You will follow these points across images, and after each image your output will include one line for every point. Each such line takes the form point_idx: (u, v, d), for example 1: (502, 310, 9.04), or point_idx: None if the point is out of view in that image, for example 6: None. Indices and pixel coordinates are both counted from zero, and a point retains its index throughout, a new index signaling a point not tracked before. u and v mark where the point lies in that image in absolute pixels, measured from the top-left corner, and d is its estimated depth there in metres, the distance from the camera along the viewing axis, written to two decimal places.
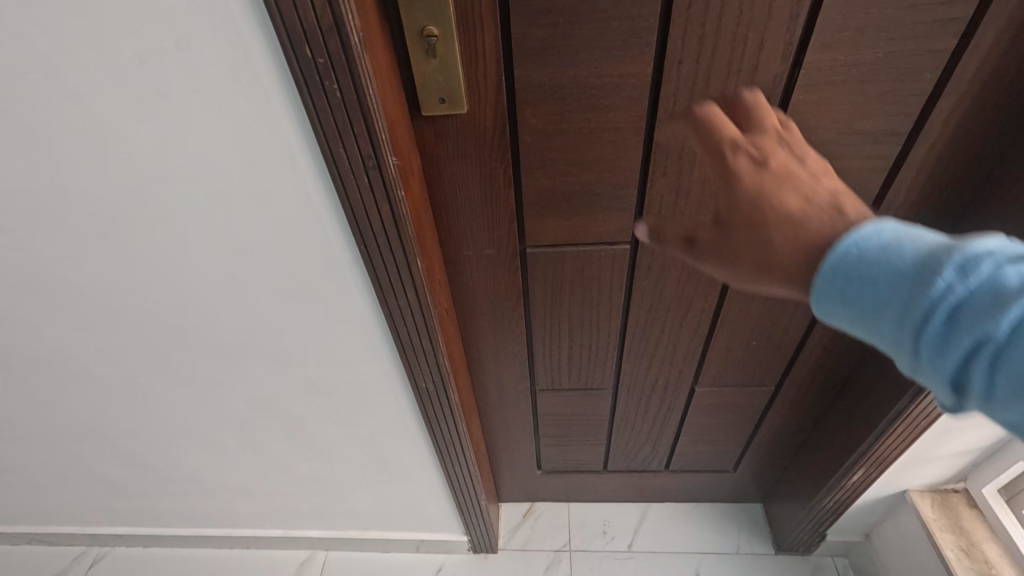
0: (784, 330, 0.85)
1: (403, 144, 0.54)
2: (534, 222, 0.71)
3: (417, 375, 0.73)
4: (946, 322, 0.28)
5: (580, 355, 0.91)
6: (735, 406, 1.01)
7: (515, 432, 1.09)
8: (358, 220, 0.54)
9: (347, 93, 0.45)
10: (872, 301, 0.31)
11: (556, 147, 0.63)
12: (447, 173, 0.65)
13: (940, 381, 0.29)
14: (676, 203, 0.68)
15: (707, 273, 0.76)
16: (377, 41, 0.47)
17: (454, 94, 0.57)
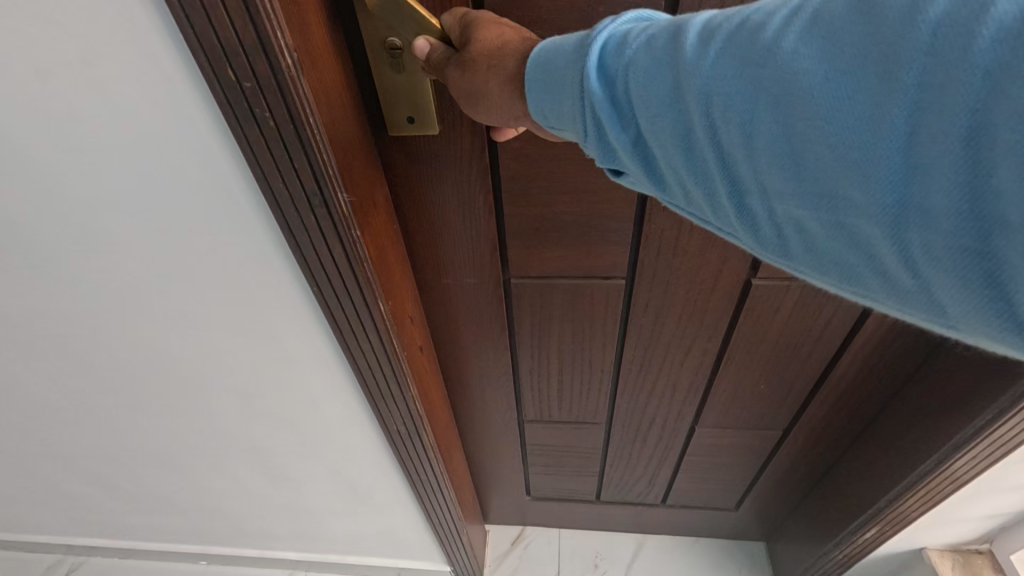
0: (796, 376, 0.77)
1: (364, 180, 0.48)
2: (519, 252, 0.64)
3: (386, 418, 0.67)
4: (602, 88, 0.35)
5: (570, 389, 0.84)
6: (740, 447, 0.93)
7: (502, 459, 1.03)
8: (312, 260, 0.48)
9: (282, 123, 0.38)
10: (555, 93, 0.37)
11: (542, 174, 0.56)
12: (420, 197, 0.58)
13: (606, 151, 0.36)
14: (679, 238, 0.60)
15: (712, 312, 0.68)
16: (326, 59, 0.40)
17: (424, 114, 0.50)
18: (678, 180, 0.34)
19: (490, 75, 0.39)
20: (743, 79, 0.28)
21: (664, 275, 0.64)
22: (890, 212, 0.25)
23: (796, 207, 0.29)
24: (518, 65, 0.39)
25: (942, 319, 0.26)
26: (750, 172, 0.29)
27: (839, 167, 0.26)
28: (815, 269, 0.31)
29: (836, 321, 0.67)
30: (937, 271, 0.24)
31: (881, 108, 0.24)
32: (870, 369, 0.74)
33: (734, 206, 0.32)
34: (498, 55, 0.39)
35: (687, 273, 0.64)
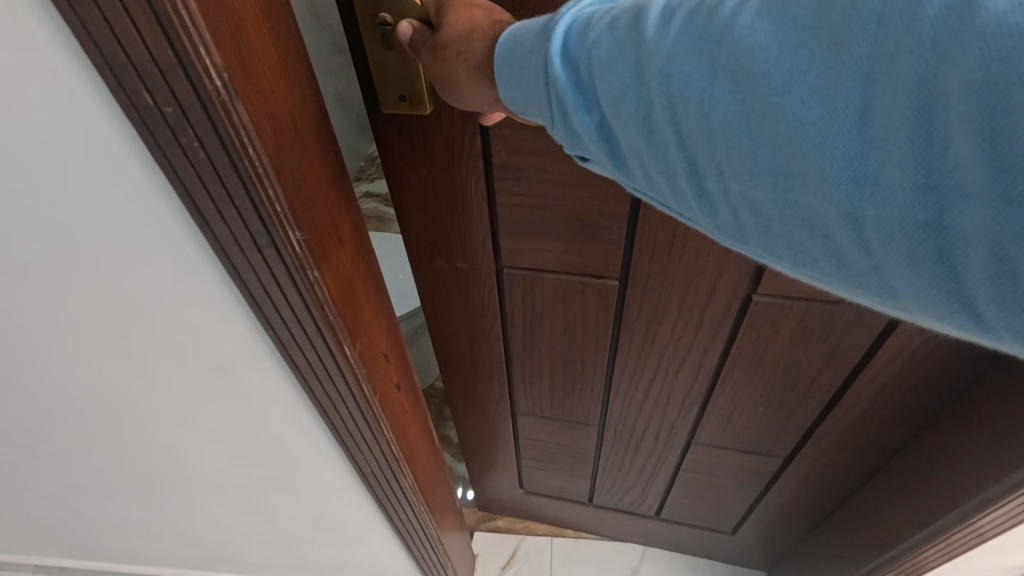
0: (799, 404, 0.73)
1: (324, 215, 0.45)
2: (511, 243, 0.63)
3: (359, 457, 0.66)
4: (566, 67, 0.34)
5: (562, 388, 0.83)
6: (736, 469, 0.89)
7: (494, 448, 1.04)
8: (266, 298, 0.46)
9: (213, 152, 0.35)
10: (521, 74, 0.36)
11: (532, 165, 0.55)
12: (411, 179, 0.59)
13: (570, 133, 0.35)
14: (673, 244, 0.58)
15: (708, 325, 0.65)
16: (276, 86, 0.38)
17: (416, 92, 0.50)
18: (639, 165, 0.33)
19: (460, 63, 0.39)
20: (704, 57, 0.28)
21: (658, 281, 0.62)
22: (847, 186, 0.24)
23: (753, 188, 0.28)
24: (486, 51, 0.38)
25: (891, 296, 0.26)
26: (708, 153, 0.28)
27: (797, 143, 0.25)
28: (769, 253, 0.30)
29: (845, 348, 0.63)
30: (890, 245, 0.25)
31: (835, 82, 0.24)
32: (883, 406, 0.69)
33: (692, 190, 0.31)
34: (467, 42, 0.39)
35: (681, 282, 0.61)
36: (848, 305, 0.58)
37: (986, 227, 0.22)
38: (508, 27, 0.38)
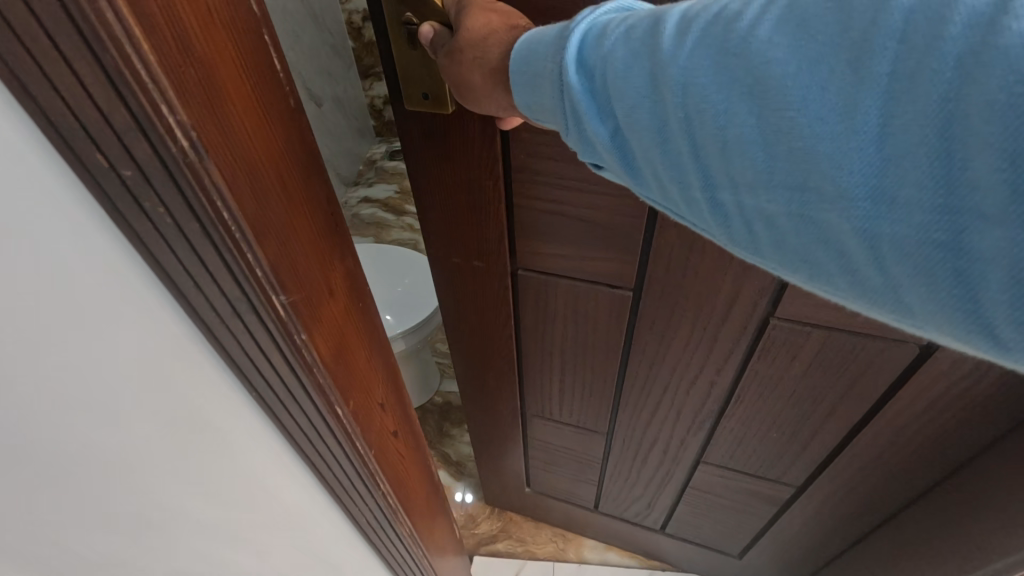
0: (816, 435, 0.70)
1: (316, 270, 0.41)
2: (526, 244, 0.64)
3: (358, 513, 0.62)
4: (581, 74, 0.33)
5: (572, 393, 0.83)
6: (745, 493, 0.87)
7: (503, 445, 1.05)
8: (250, 364, 0.41)
9: (180, 217, 0.31)
10: (537, 80, 0.36)
11: (550, 169, 0.55)
12: (431, 176, 0.60)
13: (585, 140, 0.35)
14: (689, 259, 0.57)
15: (721, 345, 0.64)
16: (256, 138, 0.33)
17: (438, 92, 0.50)
18: (655, 175, 0.32)
19: (474, 68, 0.40)
20: (720, 69, 0.27)
21: (673, 295, 0.61)
22: (861, 203, 0.23)
23: (767, 203, 0.27)
24: (502, 57, 0.39)
25: (907, 315, 0.25)
26: (722, 165, 0.28)
27: (812, 159, 0.24)
28: (783, 266, 0.29)
29: (867, 380, 0.60)
30: (904, 264, 0.23)
31: (853, 97, 0.23)
32: (907, 446, 0.65)
33: (706, 202, 0.30)
34: (483, 48, 0.39)
35: (696, 299, 0.60)
36: (872, 336, 0.55)
37: (1006, 250, 0.20)
38: (525, 34, 0.38)
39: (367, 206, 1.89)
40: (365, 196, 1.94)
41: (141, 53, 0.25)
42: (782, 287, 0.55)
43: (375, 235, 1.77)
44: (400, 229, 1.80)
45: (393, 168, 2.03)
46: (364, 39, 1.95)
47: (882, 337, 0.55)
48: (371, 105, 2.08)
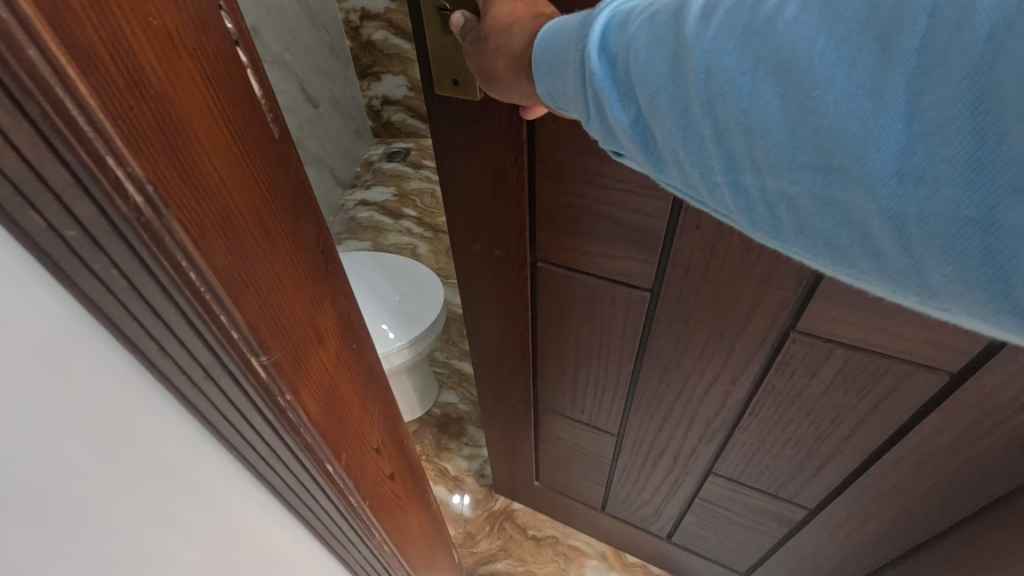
0: (832, 458, 0.67)
1: (304, 324, 0.40)
2: (547, 236, 0.64)
3: (348, 555, 0.61)
4: (604, 59, 0.33)
5: (583, 391, 0.83)
6: (754, 511, 0.85)
7: (514, 437, 1.06)
8: (226, 422, 0.40)
9: (134, 276, 0.29)
10: (559, 66, 0.36)
11: (573, 163, 0.55)
12: (457, 161, 0.61)
13: (607, 125, 0.34)
14: (709, 264, 0.56)
15: (737, 355, 0.62)
16: (232, 187, 0.31)
17: (467, 79, 0.52)
18: (676, 161, 0.31)
19: (498, 56, 0.41)
20: (745, 50, 0.26)
21: (689, 299, 0.60)
22: (887, 181, 0.22)
23: (790, 184, 0.26)
24: (523, 47, 0.39)
25: (933, 298, 0.24)
26: (745, 147, 0.27)
27: (838, 139, 0.23)
28: (806, 251, 0.28)
29: (892, 406, 0.57)
30: (931, 245, 0.22)
31: (882, 75, 0.22)
32: (931, 479, 0.62)
33: (727, 187, 0.29)
34: (506, 36, 0.40)
35: (714, 306, 0.59)
36: (900, 360, 0.53)
37: None
38: (549, 22, 0.38)
39: (364, 208, 2.07)
40: (363, 198, 2.12)
41: (77, 94, 0.23)
42: (805, 299, 0.53)
43: (373, 237, 1.94)
44: (398, 232, 1.97)
45: (392, 171, 2.21)
46: (362, 39, 2.11)
47: (910, 362, 0.52)
48: (371, 105, 2.27)
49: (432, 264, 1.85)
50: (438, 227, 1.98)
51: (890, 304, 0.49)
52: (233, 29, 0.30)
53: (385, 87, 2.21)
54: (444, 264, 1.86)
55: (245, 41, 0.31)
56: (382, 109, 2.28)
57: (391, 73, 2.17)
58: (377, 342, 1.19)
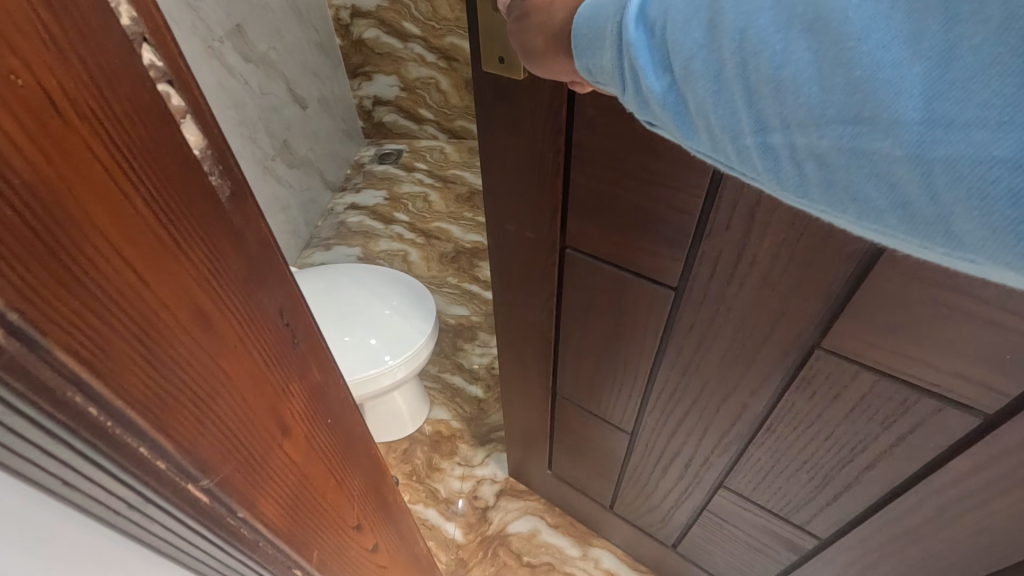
0: (848, 489, 0.65)
1: (258, 414, 0.41)
2: (577, 223, 0.66)
3: None
4: (639, 24, 0.34)
5: (601, 383, 0.83)
6: (763, 538, 0.84)
7: (531, 425, 1.09)
8: (161, 543, 0.39)
9: (28, 433, 0.28)
10: (594, 39, 0.37)
11: (607, 151, 0.56)
12: (498, 143, 0.64)
13: (639, 92, 0.36)
14: (738, 266, 0.55)
15: (759, 367, 0.62)
16: (162, 292, 0.31)
17: (512, 58, 0.54)
18: (704, 127, 0.33)
19: (540, 33, 0.44)
20: (779, 7, 0.27)
21: (713, 302, 0.60)
22: (916, 127, 0.24)
23: (818, 138, 0.27)
24: (563, 22, 0.42)
25: (958, 246, 0.26)
26: (774, 107, 0.28)
27: (869, 87, 0.24)
28: (832, 207, 0.29)
29: (920, 441, 0.54)
30: (959, 191, 0.24)
31: (918, 24, 0.23)
32: (954, 527, 0.59)
33: (757, 147, 0.30)
34: (547, 13, 0.43)
35: (738, 310, 0.59)
36: (932, 394, 0.51)
37: None
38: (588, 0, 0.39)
39: (355, 213, 2.28)
40: (353, 202, 2.34)
41: None
42: (835, 315, 0.52)
43: (364, 243, 2.15)
44: (388, 239, 2.17)
45: (381, 173, 2.45)
46: (352, 38, 2.32)
47: (942, 397, 0.50)
48: (360, 104, 2.51)
49: (422, 271, 2.05)
50: (429, 233, 2.19)
51: (927, 327, 0.47)
52: (164, 68, 0.28)
53: (375, 86, 2.44)
54: (434, 272, 2.05)
55: (181, 83, 0.30)
56: (373, 109, 2.51)
57: (379, 73, 2.40)
58: (370, 364, 1.28)
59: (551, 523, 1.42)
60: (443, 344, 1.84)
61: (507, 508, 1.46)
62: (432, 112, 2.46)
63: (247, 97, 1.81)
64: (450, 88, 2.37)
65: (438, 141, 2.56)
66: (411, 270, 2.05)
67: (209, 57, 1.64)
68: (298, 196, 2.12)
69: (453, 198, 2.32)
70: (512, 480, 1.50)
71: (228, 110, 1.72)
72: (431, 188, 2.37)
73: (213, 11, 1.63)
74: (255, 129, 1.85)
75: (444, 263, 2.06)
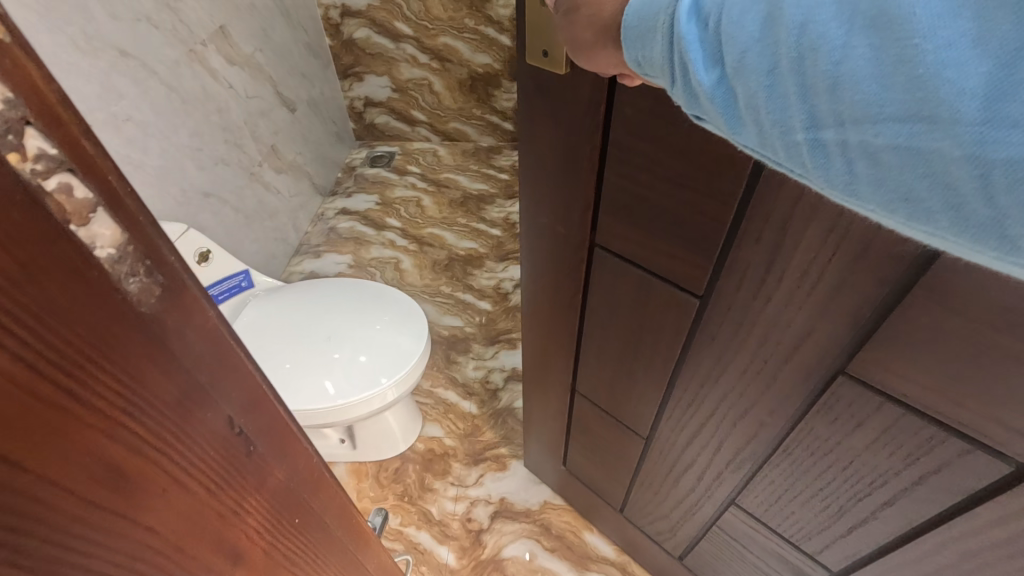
0: (865, 522, 0.71)
1: (188, 543, 0.40)
2: (606, 225, 0.71)
3: None
4: (696, 19, 0.37)
5: (621, 383, 0.91)
6: (766, 549, 0.91)
7: (549, 419, 1.16)
8: None
9: None
10: (644, 34, 0.41)
11: (640, 151, 0.60)
12: (540, 132, 0.69)
13: (688, 86, 0.39)
14: (766, 280, 0.60)
15: (778, 391, 0.69)
16: (49, 462, 0.29)
17: (555, 54, 0.59)
18: (753, 121, 0.36)
19: (588, 27, 0.46)
20: (842, 6, 0.29)
21: (737, 316, 0.66)
22: (974, 126, 0.26)
23: (872, 137, 0.29)
24: (613, 15, 0.44)
25: (1011, 248, 0.27)
26: (829, 105, 0.31)
27: (932, 84, 0.27)
28: (883, 206, 0.32)
29: (940, 482, 0.59)
30: (1017, 193, 0.25)
31: (985, 26, 0.25)
32: (969, 567, 0.63)
33: (808, 143, 0.33)
34: (597, 7, 0.45)
35: (760, 326, 0.65)
36: (958, 435, 0.55)
37: None
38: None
39: (346, 218, 2.38)
40: (345, 207, 2.44)
41: None
42: (861, 342, 0.57)
43: (354, 250, 2.25)
44: (380, 245, 2.28)
45: (372, 177, 2.56)
46: (343, 37, 2.37)
47: (969, 439, 0.55)
48: (352, 105, 2.60)
49: (416, 278, 2.17)
50: (422, 240, 2.30)
51: (962, 365, 0.51)
52: (62, 156, 0.27)
53: (366, 87, 2.52)
54: (428, 279, 2.17)
55: (86, 171, 0.28)
56: (365, 110, 2.61)
57: (371, 73, 2.46)
58: (368, 386, 1.40)
59: (546, 547, 1.53)
60: (436, 357, 1.96)
61: (501, 532, 1.56)
62: (426, 113, 2.57)
63: (232, 101, 1.85)
64: (443, 89, 2.47)
65: (431, 142, 2.68)
66: (404, 278, 2.17)
67: (192, 61, 1.66)
68: (288, 202, 2.22)
69: (446, 203, 2.44)
70: (507, 503, 1.61)
71: (212, 117, 1.76)
72: (423, 192, 2.48)
73: (196, 12, 1.64)
74: (240, 136, 1.90)
75: (436, 271, 2.19)
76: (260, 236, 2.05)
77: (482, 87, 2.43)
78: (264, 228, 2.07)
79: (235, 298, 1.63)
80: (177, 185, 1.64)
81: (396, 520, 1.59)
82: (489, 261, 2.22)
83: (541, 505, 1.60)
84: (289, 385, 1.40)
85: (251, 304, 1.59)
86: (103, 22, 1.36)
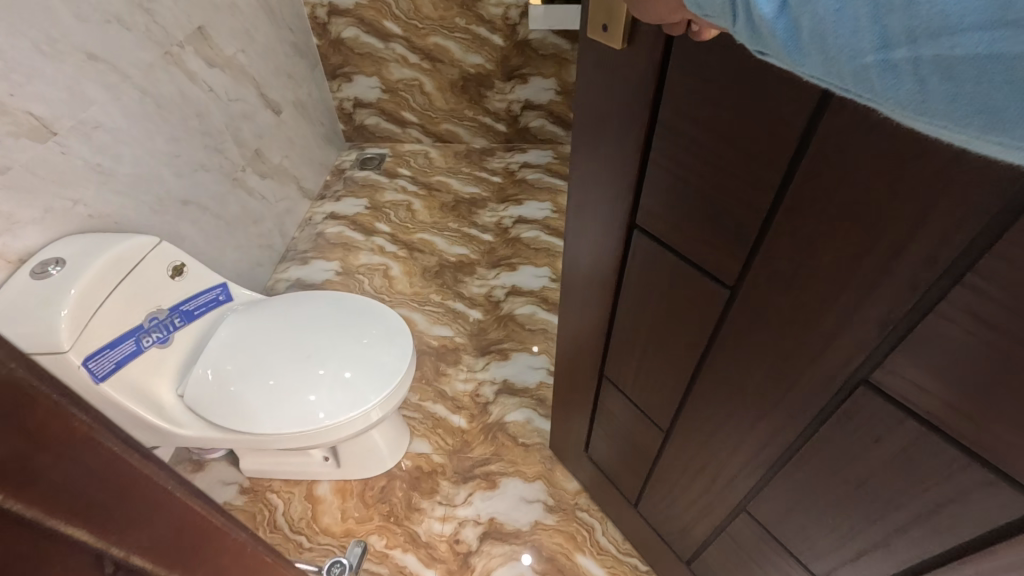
0: (875, 547, 0.68)
1: None
2: (647, 203, 0.71)
3: None
4: None
5: (645, 372, 0.90)
6: (772, 563, 0.87)
7: (578, 400, 1.15)
8: None
9: None
10: None
11: (677, 120, 0.61)
12: (594, 103, 0.70)
13: (748, 20, 0.36)
14: (792, 276, 0.59)
15: (795, 394, 0.67)
16: None
17: (614, 29, 0.60)
18: (817, 49, 0.33)
19: None
20: None
21: (763, 310, 0.64)
22: None
23: (948, 51, 0.26)
24: None
25: None
26: (902, 23, 0.27)
27: None
28: (959, 124, 0.29)
29: (960, 513, 0.56)
30: None
31: None
32: None
33: (877, 66, 0.30)
34: None
35: (783, 321, 0.63)
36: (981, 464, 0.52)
37: None
38: None
39: (334, 223, 2.31)
40: (334, 211, 2.36)
41: None
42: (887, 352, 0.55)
43: (342, 255, 2.18)
44: (368, 250, 2.21)
45: (363, 179, 2.50)
46: (330, 37, 2.32)
47: (992, 470, 0.51)
48: (342, 106, 2.56)
49: (405, 286, 2.11)
50: (412, 245, 2.25)
51: (987, 386, 0.47)
52: None
53: (355, 87, 2.47)
54: (417, 287, 2.11)
55: None
56: (354, 111, 2.56)
57: (360, 74, 2.42)
58: (352, 406, 1.33)
59: (537, 570, 1.46)
60: (424, 369, 1.89)
61: (490, 554, 1.49)
62: (417, 113, 2.54)
63: (212, 104, 1.77)
64: (434, 90, 2.45)
65: (422, 143, 2.66)
66: (393, 285, 2.10)
67: (168, 64, 1.58)
68: (274, 206, 2.14)
69: (438, 207, 2.39)
70: (496, 524, 1.54)
71: (190, 121, 1.68)
72: (412, 194, 2.44)
73: (171, 13, 1.57)
74: (222, 140, 1.82)
75: (426, 279, 2.13)
76: (243, 244, 1.96)
77: (474, 88, 2.42)
78: (248, 234, 1.98)
79: (211, 313, 1.53)
80: (155, 190, 1.56)
81: (381, 542, 1.51)
82: (480, 268, 2.17)
83: (531, 526, 1.54)
84: (269, 403, 1.32)
85: (226, 319, 1.50)
86: (65, 21, 1.27)
